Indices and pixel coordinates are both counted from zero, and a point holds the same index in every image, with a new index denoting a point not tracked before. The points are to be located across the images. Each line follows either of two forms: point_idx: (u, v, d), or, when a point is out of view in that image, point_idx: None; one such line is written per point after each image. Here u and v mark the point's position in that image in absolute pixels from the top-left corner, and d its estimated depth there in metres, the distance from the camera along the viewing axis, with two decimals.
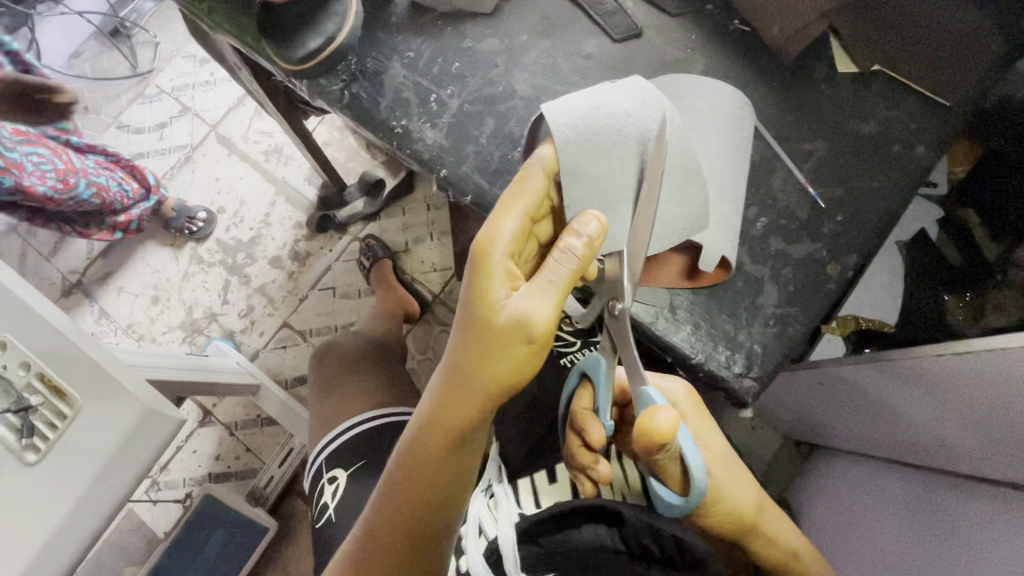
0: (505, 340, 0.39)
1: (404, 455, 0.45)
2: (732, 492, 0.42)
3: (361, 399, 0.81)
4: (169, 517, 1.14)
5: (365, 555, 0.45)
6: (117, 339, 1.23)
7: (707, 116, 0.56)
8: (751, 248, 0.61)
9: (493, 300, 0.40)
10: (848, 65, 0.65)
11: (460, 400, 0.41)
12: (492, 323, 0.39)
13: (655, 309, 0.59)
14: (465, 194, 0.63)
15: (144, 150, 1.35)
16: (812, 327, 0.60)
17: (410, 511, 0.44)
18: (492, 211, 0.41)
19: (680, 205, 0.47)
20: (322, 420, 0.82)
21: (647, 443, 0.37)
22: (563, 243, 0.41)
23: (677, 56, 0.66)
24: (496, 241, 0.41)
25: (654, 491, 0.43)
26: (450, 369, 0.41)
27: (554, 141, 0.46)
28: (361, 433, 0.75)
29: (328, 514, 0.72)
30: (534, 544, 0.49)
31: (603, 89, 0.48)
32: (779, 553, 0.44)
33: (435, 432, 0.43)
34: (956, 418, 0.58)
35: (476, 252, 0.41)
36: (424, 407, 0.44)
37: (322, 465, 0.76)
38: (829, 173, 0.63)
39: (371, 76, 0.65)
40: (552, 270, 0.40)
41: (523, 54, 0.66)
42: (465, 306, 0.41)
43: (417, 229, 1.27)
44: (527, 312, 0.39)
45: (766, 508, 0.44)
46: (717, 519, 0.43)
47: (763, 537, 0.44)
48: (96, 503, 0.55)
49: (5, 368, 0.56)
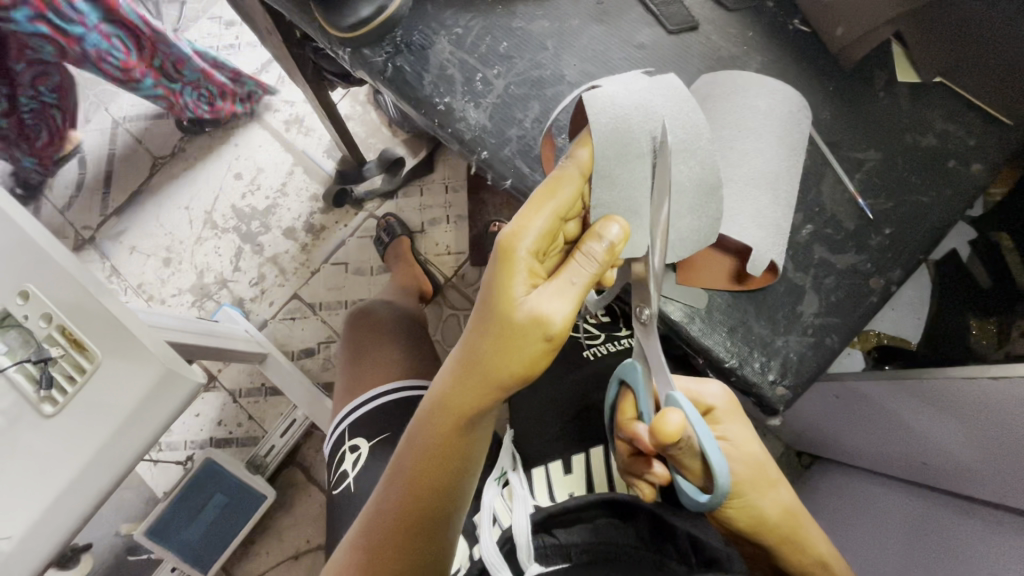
0: (521, 338, 0.38)
1: (414, 439, 0.45)
2: (760, 494, 0.42)
3: (383, 371, 0.81)
4: (168, 478, 1.15)
5: (373, 531, 0.46)
6: (127, 297, 1.23)
7: (765, 116, 0.55)
8: (795, 255, 0.60)
9: (512, 296, 0.39)
10: (910, 75, 0.63)
11: (474, 393, 0.41)
12: (510, 320, 0.38)
13: (692, 309, 0.58)
14: (504, 177, 0.62)
15: (164, 110, 1.34)
16: (850, 339, 0.59)
17: (418, 492, 0.45)
18: (520, 209, 0.39)
19: (698, 218, 0.47)
20: (343, 390, 0.83)
21: (659, 436, 0.36)
22: (585, 247, 0.40)
23: (732, 52, 0.64)
24: (522, 238, 0.39)
25: (680, 487, 0.43)
26: (466, 361, 0.41)
27: (590, 139, 0.43)
28: (380, 406, 0.75)
29: (348, 482, 0.72)
30: (548, 535, 0.52)
31: (645, 86, 0.46)
32: (808, 560, 0.44)
33: (445, 421, 0.43)
34: (976, 440, 0.58)
35: (500, 246, 0.39)
36: (436, 394, 0.43)
37: (345, 431, 0.77)
38: (878, 184, 0.62)
39: (416, 50, 0.64)
40: (574, 270, 0.39)
41: (574, 38, 0.64)
42: (483, 300, 0.40)
43: (434, 210, 1.26)
44: (548, 312, 0.38)
45: (796, 513, 0.44)
46: (741, 518, 0.42)
47: (791, 543, 0.43)
48: (108, 461, 0.54)
49: (28, 320, 0.56)
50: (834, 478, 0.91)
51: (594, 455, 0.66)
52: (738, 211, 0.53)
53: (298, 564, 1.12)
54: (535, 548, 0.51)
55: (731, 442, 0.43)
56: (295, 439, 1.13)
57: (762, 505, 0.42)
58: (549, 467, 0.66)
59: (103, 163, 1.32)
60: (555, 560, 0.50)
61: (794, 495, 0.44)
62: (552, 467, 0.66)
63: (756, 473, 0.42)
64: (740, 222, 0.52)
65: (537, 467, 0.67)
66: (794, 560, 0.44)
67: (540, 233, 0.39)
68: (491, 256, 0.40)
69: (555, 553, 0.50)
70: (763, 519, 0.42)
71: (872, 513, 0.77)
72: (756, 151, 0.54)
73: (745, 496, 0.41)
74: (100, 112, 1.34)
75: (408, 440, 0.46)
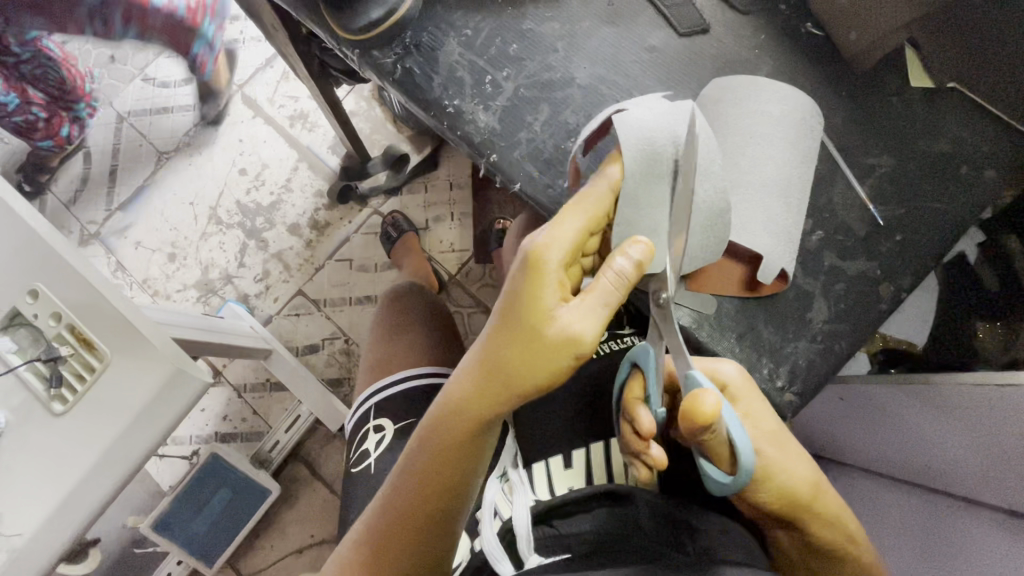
0: (550, 353, 0.38)
1: (426, 443, 0.45)
2: (789, 471, 0.41)
3: (412, 357, 0.82)
4: (175, 471, 1.16)
5: (381, 531, 0.47)
6: (132, 292, 1.24)
7: (777, 121, 0.55)
8: (805, 261, 0.60)
9: (542, 310, 0.38)
10: (922, 80, 0.63)
11: (494, 403, 0.41)
12: (541, 330, 0.38)
13: (701, 315, 0.58)
14: (513, 181, 0.61)
15: (169, 105, 1.34)
16: (858, 345, 0.59)
17: (427, 496, 0.45)
18: (549, 221, 0.40)
19: (706, 237, 0.47)
20: (369, 370, 0.84)
21: (692, 418, 0.36)
22: (615, 264, 0.40)
23: (743, 56, 0.64)
24: (551, 251, 0.39)
25: (703, 472, 0.41)
26: (486, 368, 0.40)
27: (621, 158, 0.45)
28: (408, 390, 0.77)
29: (369, 461, 0.73)
30: (549, 526, 0.54)
31: (669, 112, 0.47)
32: (838, 537, 0.43)
33: (461, 428, 0.42)
34: (976, 446, 0.58)
35: (529, 257, 0.39)
36: (452, 400, 0.42)
37: (370, 409, 0.77)
38: (889, 190, 0.61)
39: (425, 52, 0.64)
40: (603, 286, 0.39)
41: (585, 41, 0.64)
42: (507, 308, 0.40)
43: (439, 207, 1.26)
44: (580, 330, 0.38)
45: (823, 488, 0.43)
46: (775, 499, 0.41)
47: (821, 519, 0.42)
48: (118, 460, 0.55)
49: (38, 317, 0.57)
50: (836, 479, 0.91)
51: (594, 449, 0.65)
52: (749, 219, 0.53)
53: (302, 558, 1.13)
54: (537, 538, 0.52)
55: (750, 420, 0.43)
56: (299, 434, 1.13)
57: (792, 481, 0.41)
58: (549, 462, 0.66)
59: (108, 158, 1.32)
60: (555, 550, 0.50)
61: (817, 472, 0.43)
62: (551, 462, 0.66)
63: (779, 447, 0.41)
64: (751, 229, 0.53)
65: (537, 464, 0.67)
66: (824, 538, 0.43)
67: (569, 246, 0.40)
68: (516, 265, 0.40)
69: (554, 543, 0.51)
70: (796, 496, 0.40)
71: (876, 515, 0.77)
72: (767, 158, 0.54)
73: (777, 472, 0.40)
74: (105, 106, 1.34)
75: (417, 441, 0.46)
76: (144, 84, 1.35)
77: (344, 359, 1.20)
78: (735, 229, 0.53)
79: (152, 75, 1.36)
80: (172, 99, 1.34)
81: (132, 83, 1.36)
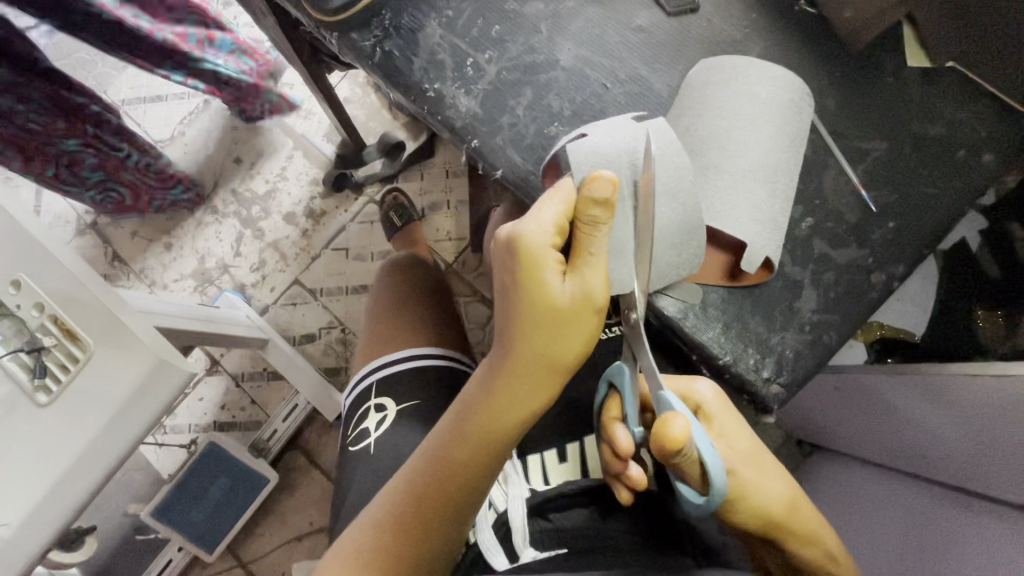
0: (573, 319, 0.39)
1: (455, 431, 0.45)
2: (762, 492, 0.39)
3: (412, 335, 0.81)
4: (175, 460, 1.16)
5: (408, 523, 0.45)
6: (129, 283, 1.24)
7: (766, 103, 0.54)
8: (794, 248, 0.59)
9: (551, 285, 0.39)
10: (921, 60, 0.61)
11: (525, 383, 0.42)
12: (552, 308, 0.39)
13: (686, 305, 0.57)
14: (496, 167, 0.60)
15: (163, 93, 1.33)
16: (848, 335, 0.58)
17: (458, 478, 0.45)
18: (526, 212, 0.40)
19: (680, 254, 0.46)
20: (366, 347, 0.83)
21: (663, 441, 0.35)
22: (587, 218, 0.38)
23: (734, 36, 0.62)
24: (537, 234, 0.39)
25: (678, 490, 0.40)
26: (513, 354, 0.41)
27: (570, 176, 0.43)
28: (410, 369, 0.76)
29: (368, 442, 0.73)
30: (543, 519, 0.55)
31: (633, 132, 0.45)
32: (817, 556, 0.42)
33: (493, 411, 0.43)
34: (971, 435, 0.57)
35: (521, 246, 0.39)
36: (487, 390, 0.43)
37: (370, 387, 0.77)
38: (883, 175, 0.60)
39: (405, 34, 0.62)
40: (598, 240, 0.39)
41: (570, 21, 0.62)
42: (514, 298, 0.40)
43: (435, 195, 1.25)
44: (592, 289, 0.39)
45: (801, 508, 0.41)
46: (749, 519, 0.39)
47: (798, 539, 0.41)
48: (103, 450, 0.55)
49: (20, 308, 0.56)
50: (832, 468, 0.91)
51: (590, 441, 0.64)
52: (735, 206, 0.52)
53: (301, 546, 1.13)
54: (532, 533, 0.54)
55: (723, 440, 0.41)
56: (297, 423, 1.14)
57: (766, 501, 0.39)
58: (545, 455, 0.64)
59: None
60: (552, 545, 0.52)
61: (795, 488, 0.42)
62: (546, 456, 0.64)
63: (754, 467, 0.40)
64: (736, 216, 0.52)
65: (532, 457, 0.65)
66: (804, 556, 0.42)
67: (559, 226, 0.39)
68: (510, 257, 0.40)
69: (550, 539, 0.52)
70: (770, 517, 0.39)
71: (869, 505, 0.76)
72: (754, 142, 0.53)
73: (749, 494, 0.39)
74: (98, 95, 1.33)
75: (444, 427, 0.46)
76: (137, 71, 1.34)
77: (340, 348, 1.20)
78: (718, 216, 0.52)
79: None
80: (165, 86, 1.33)
81: (125, 71, 1.34)
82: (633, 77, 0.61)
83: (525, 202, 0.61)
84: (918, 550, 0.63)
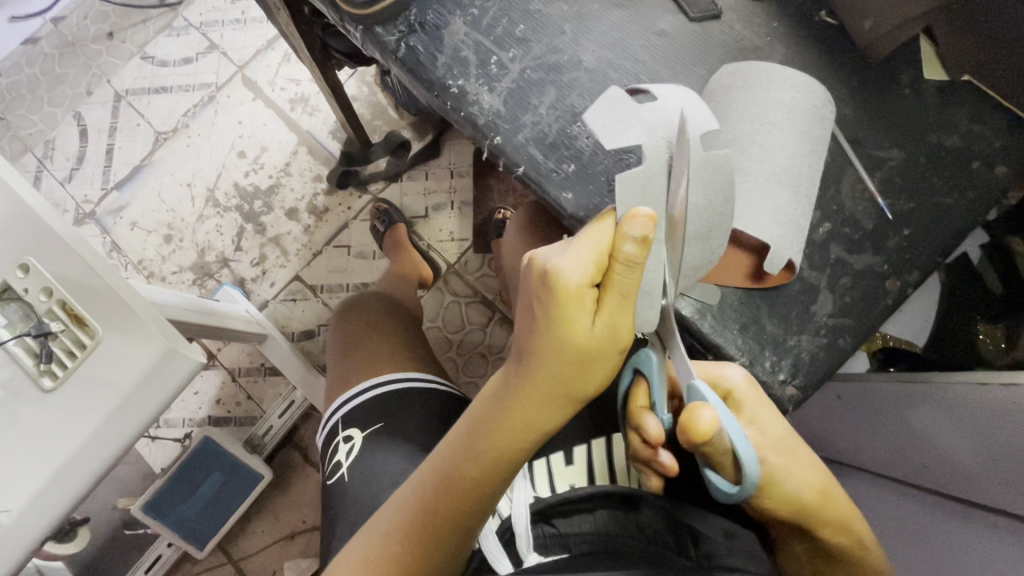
0: (595, 357, 0.39)
1: (466, 446, 0.45)
2: (794, 474, 0.39)
3: (380, 363, 0.80)
4: (166, 455, 1.15)
5: (417, 531, 0.45)
6: (127, 274, 1.22)
7: (790, 110, 0.55)
8: (811, 254, 0.59)
9: (578, 327, 0.38)
10: (937, 73, 0.62)
11: (542, 407, 0.42)
12: (577, 349, 0.38)
13: (704, 306, 0.58)
14: (517, 164, 0.60)
15: (169, 84, 1.32)
16: (863, 340, 0.59)
17: (467, 493, 0.45)
18: (565, 251, 0.37)
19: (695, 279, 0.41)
20: (335, 382, 0.83)
21: (689, 434, 0.35)
22: (625, 257, 0.36)
23: (755, 43, 0.63)
24: (572, 276, 0.36)
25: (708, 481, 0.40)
26: (532, 385, 0.41)
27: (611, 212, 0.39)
28: (372, 399, 0.75)
29: (341, 472, 0.73)
30: (548, 525, 0.56)
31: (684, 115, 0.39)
32: (844, 539, 0.43)
33: (508, 431, 0.43)
34: (976, 439, 0.58)
35: (555, 284, 0.37)
36: (501, 410, 0.43)
37: (338, 423, 0.77)
38: (899, 184, 0.61)
39: (430, 30, 0.62)
40: (630, 281, 0.37)
41: (593, 23, 0.63)
42: (538, 333, 0.39)
43: (439, 195, 1.25)
44: (618, 330, 0.38)
45: (831, 492, 0.42)
46: (781, 506, 0.40)
47: (829, 523, 0.42)
48: (108, 438, 0.54)
49: (28, 292, 0.56)
50: None
51: (597, 445, 0.65)
52: (759, 208, 0.53)
53: (293, 543, 1.12)
54: (535, 539, 0.55)
55: (756, 427, 0.41)
56: (294, 419, 1.13)
57: (796, 484, 0.39)
58: (550, 458, 0.65)
59: (105, 136, 1.30)
60: (554, 550, 0.54)
61: (825, 475, 0.43)
62: (552, 458, 0.65)
63: (785, 451, 0.40)
64: (759, 218, 0.52)
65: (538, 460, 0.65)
66: (834, 538, 0.42)
67: (597, 265, 0.37)
68: (541, 291, 0.38)
69: (552, 543, 0.54)
70: (801, 501, 0.39)
71: (866, 512, 0.77)
72: (777, 146, 0.54)
73: (780, 477, 0.39)
74: (103, 84, 1.33)
75: (454, 442, 0.46)
76: (143, 63, 1.33)
77: None
78: (742, 218, 0.53)
79: (149, 53, 1.34)
80: (170, 77, 1.32)
81: (131, 61, 1.34)
82: (656, 81, 0.62)
83: (543, 201, 0.61)
84: (919, 556, 0.64)
